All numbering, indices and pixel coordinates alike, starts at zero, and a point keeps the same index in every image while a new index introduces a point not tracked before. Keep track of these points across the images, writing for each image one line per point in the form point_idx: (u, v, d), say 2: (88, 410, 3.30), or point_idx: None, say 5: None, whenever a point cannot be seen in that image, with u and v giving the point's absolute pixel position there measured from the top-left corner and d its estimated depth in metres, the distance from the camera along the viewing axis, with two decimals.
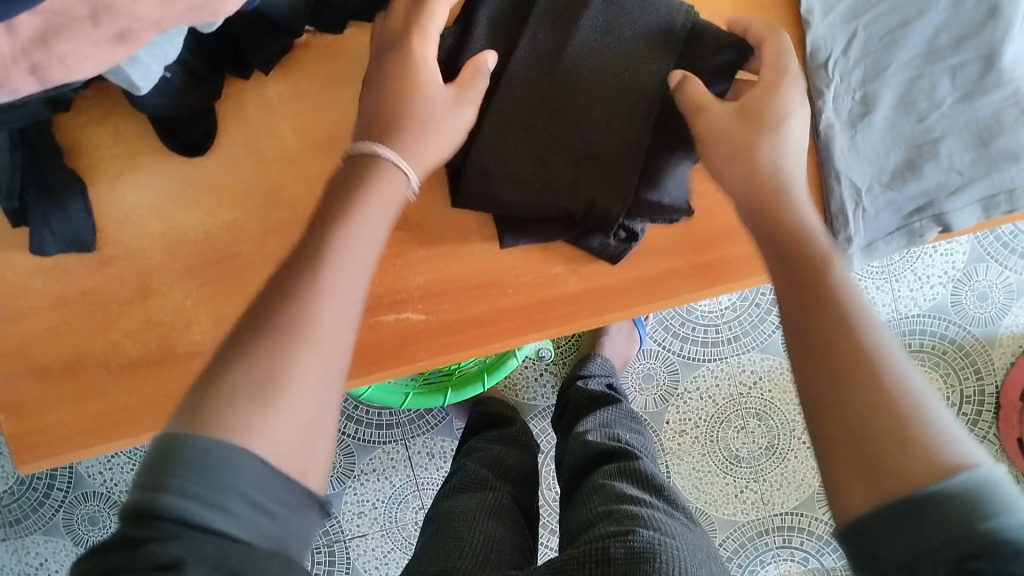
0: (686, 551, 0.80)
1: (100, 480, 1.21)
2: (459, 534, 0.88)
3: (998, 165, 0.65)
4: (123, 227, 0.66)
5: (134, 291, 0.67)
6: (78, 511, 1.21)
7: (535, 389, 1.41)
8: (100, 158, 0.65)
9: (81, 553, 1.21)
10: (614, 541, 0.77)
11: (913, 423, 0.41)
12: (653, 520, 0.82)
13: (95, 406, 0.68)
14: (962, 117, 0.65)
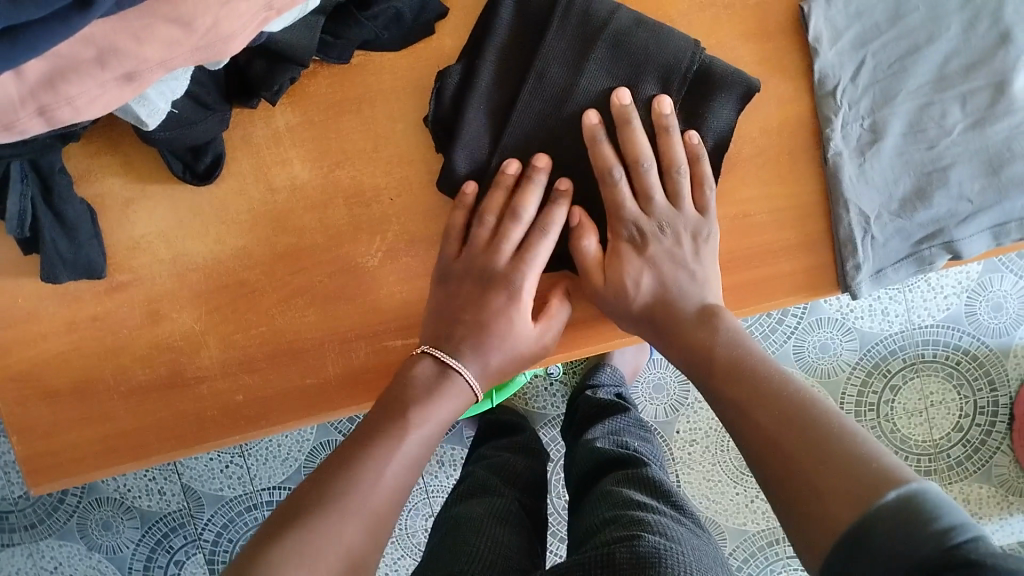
0: (693, 556, 0.78)
1: (113, 486, 1.22)
2: (467, 538, 0.88)
3: (1008, 192, 0.64)
4: (132, 253, 0.66)
5: (143, 316, 0.67)
6: (91, 517, 1.22)
7: (544, 398, 1.40)
8: (111, 186, 0.65)
9: (95, 558, 1.22)
10: (620, 547, 0.75)
11: (833, 444, 0.46)
12: (661, 526, 0.80)
13: (106, 429, 0.68)
14: (972, 144, 0.64)
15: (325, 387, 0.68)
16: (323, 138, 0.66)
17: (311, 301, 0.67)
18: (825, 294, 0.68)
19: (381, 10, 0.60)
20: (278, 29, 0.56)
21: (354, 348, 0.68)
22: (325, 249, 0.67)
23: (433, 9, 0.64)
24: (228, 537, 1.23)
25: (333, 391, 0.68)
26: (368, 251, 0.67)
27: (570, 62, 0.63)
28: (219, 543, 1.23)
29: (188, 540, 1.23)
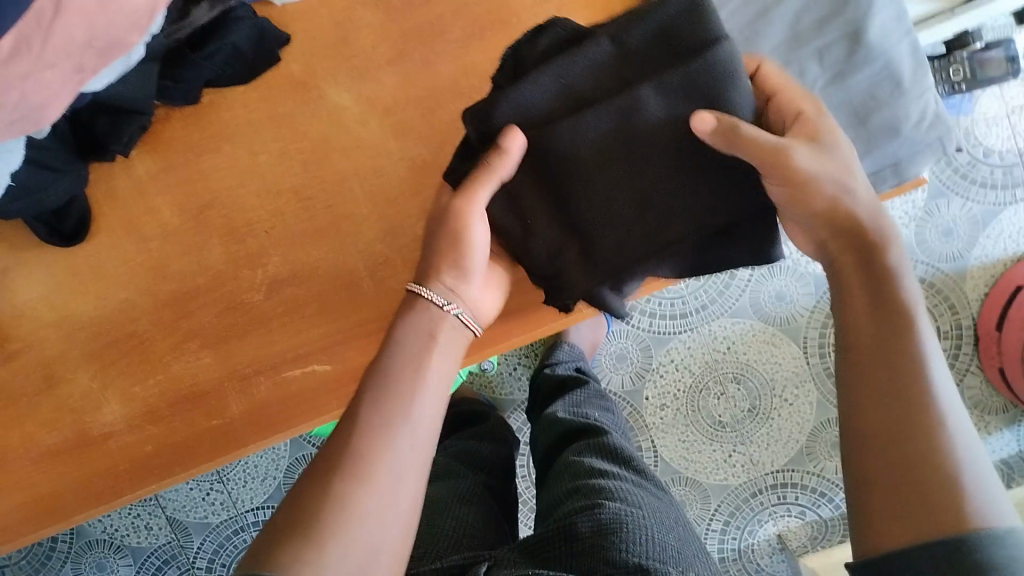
0: (658, 521, 0.70)
1: (100, 528, 1.24)
2: (433, 524, 0.85)
3: (878, 140, 0.64)
4: (19, 321, 0.66)
5: (41, 381, 0.67)
6: (84, 561, 1.24)
7: (510, 383, 1.41)
8: None
9: None
10: (577, 516, 0.67)
11: (938, 440, 0.43)
12: (619, 490, 0.72)
13: (23, 496, 0.69)
14: (835, 97, 0.63)
15: (231, 427, 0.68)
16: (187, 180, 0.65)
17: (203, 343, 0.67)
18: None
19: (218, 46, 0.61)
20: (101, 85, 0.57)
21: (253, 382, 0.68)
22: (210, 290, 0.67)
23: (274, 37, 0.64)
24: (220, 561, 1.24)
25: (240, 430, 0.68)
26: (250, 286, 0.67)
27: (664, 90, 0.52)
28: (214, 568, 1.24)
29: (182, 570, 1.24)
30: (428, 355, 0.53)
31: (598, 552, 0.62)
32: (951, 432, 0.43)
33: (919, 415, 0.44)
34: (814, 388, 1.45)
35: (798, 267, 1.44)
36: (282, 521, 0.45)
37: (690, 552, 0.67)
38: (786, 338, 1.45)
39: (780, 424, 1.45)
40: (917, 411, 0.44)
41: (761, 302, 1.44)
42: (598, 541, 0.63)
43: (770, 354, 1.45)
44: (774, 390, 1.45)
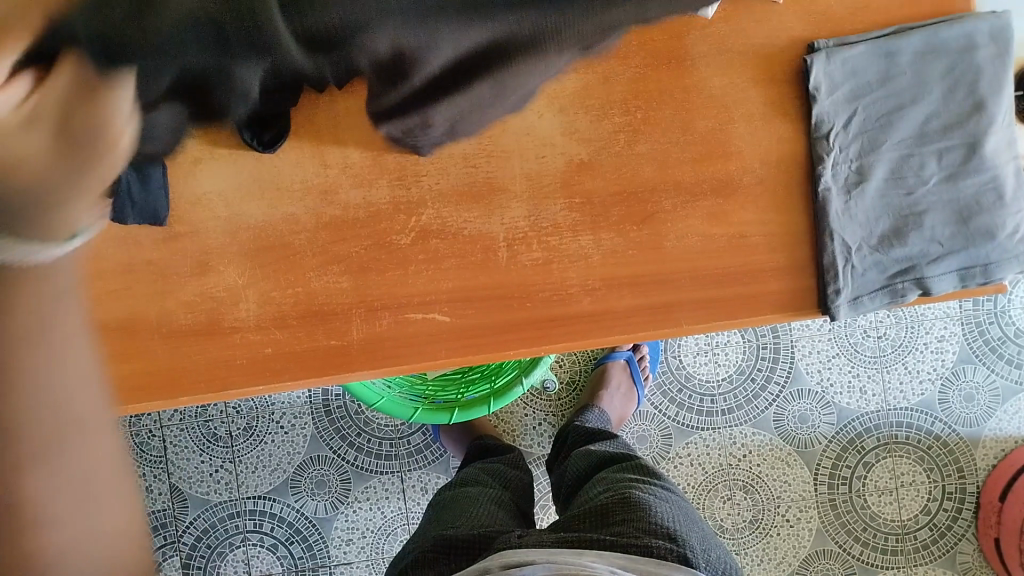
0: (682, 513, 0.77)
1: None
2: (467, 507, 0.87)
3: (976, 240, 0.74)
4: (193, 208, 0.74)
5: (193, 268, 0.74)
6: None
7: (532, 436, 1.44)
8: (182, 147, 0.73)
9: None
10: (612, 498, 0.75)
11: None
12: (650, 486, 0.80)
13: (144, 364, 0.74)
14: (944, 194, 0.75)
15: (346, 349, 0.75)
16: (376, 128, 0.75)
17: (345, 272, 0.75)
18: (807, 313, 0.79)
19: None
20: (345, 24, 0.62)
21: (378, 316, 0.76)
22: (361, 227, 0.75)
23: None
24: None
25: (354, 354, 0.76)
26: (403, 229, 0.75)
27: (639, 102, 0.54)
28: (195, 548, 1.36)
29: None
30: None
31: (629, 523, 0.70)
32: None
33: None
34: (816, 516, 1.46)
35: (825, 395, 1.48)
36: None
37: (708, 538, 0.75)
38: (800, 460, 1.47)
39: (777, 543, 1.45)
40: None
41: (784, 419, 1.47)
42: (629, 513, 0.72)
43: (782, 473, 1.46)
44: (778, 508, 1.46)
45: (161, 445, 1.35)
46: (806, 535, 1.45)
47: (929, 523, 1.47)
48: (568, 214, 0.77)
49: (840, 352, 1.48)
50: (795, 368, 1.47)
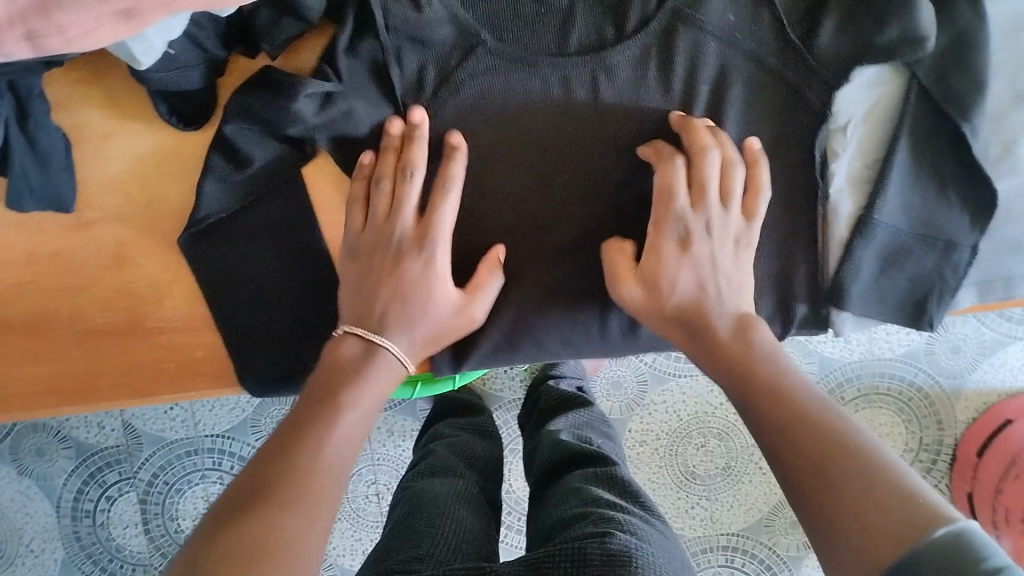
0: (664, 559, 0.72)
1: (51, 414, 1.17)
2: (432, 519, 0.89)
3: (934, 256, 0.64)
4: (104, 192, 0.63)
5: (109, 259, 0.64)
6: (25, 443, 1.16)
7: (502, 380, 1.38)
8: (90, 120, 0.62)
9: (24, 483, 1.16)
10: (590, 543, 0.70)
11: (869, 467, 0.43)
12: (629, 524, 0.76)
13: (54, 367, 0.65)
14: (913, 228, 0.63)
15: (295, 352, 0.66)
16: None
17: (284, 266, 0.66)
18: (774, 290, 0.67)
19: None
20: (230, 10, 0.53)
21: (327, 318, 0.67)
22: (286, 226, 0.65)
23: None
24: (163, 479, 1.17)
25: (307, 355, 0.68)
26: None
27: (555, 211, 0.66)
28: (153, 483, 1.17)
29: (121, 477, 1.16)
30: (353, 407, 0.52)
31: None
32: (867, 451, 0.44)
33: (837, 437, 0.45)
34: None
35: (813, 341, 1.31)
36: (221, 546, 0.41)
37: None
38: None
39: (751, 490, 1.29)
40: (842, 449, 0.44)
41: None
42: (609, 568, 0.66)
43: None
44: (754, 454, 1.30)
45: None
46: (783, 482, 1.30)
47: None
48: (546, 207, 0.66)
49: None
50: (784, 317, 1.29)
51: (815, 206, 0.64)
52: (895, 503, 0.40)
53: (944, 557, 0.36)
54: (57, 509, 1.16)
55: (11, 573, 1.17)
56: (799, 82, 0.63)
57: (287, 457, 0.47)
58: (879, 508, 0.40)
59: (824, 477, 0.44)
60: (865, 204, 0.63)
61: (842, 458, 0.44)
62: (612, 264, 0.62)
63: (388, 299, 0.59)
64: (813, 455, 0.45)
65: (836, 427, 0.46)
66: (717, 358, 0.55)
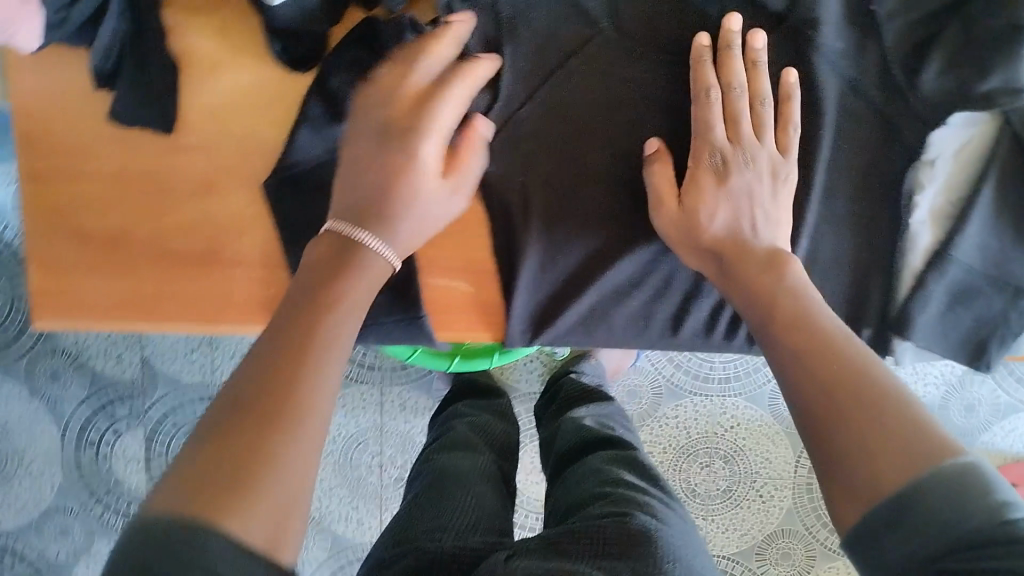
0: (683, 542, 0.74)
1: (71, 339, 1.16)
2: (453, 493, 0.90)
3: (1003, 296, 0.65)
4: (204, 120, 0.64)
5: (197, 186, 0.64)
6: (41, 364, 1.16)
7: (520, 372, 1.40)
8: (201, 47, 0.63)
9: (34, 403, 1.16)
10: (611, 521, 0.71)
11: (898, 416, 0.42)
12: (650, 505, 0.77)
13: (125, 284, 0.65)
14: (987, 267, 0.65)
15: None
16: None
17: None
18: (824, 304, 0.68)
19: None
20: None
21: None
22: None
23: None
24: (172, 422, 1.16)
25: None
26: None
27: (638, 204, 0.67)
28: (160, 425, 1.16)
29: (130, 413, 1.16)
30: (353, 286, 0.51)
31: (630, 558, 0.66)
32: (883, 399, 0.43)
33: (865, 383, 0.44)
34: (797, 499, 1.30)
35: None
36: (207, 460, 0.38)
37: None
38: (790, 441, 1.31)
39: (747, 517, 1.30)
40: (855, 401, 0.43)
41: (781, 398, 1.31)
42: (630, 548, 0.67)
43: (767, 449, 1.31)
44: (756, 483, 1.30)
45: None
46: (780, 515, 1.30)
47: None
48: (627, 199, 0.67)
49: None
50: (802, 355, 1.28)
51: (894, 233, 0.66)
52: (907, 429, 0.41)
53: (952, 510, 0.37)
54: (63, 434, 1.16)
55: (10, 490, 1.17)
56: (895, 112, 0.64)
57: (272, 354, 0.44)
58: (894, 456, 0.40)
59: (839, 411, 0.43)
60: (943, 237, 0.64)
61: (856, 382, 0.44)
62: (657, 192, 0.62)
63: (376, 184, 0.56)
64: (827, 380, 0.45)
65: (854, 356, 0.46)
66: (743, 283, 0.56)
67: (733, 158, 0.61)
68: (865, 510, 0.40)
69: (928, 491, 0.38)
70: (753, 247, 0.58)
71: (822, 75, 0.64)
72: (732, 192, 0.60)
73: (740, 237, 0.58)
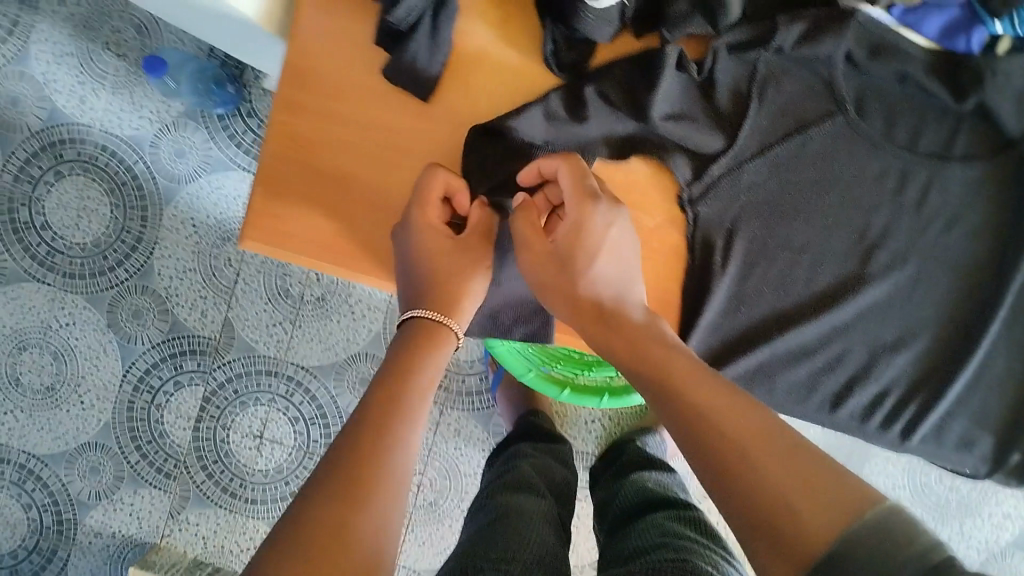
0: None
1: (163, 284, 1.12)
2: (523, 498, 0.88)
3: None
4: (460, 97, 0.68)
5: (435, 154, 0.68)
6: (126, 300, 1.12)
7: (580, 429, 1.41)
8: (478, 32, 0.67)
9: (107, 337, 1.12)
10: (671, 568, 0.68)
11: (826, 479, 0.40)
12: (715, 562, 0.73)
13: (336, 225, 0.67)
14: None
15: None
16: None
17: None
18: (947, 404, 0.69)
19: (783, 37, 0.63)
20: None
21: None
22: None
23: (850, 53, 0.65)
24: (233, 387, 1.14)
25: None
26: None
27: (838, 281, 0.68)
28: (222, 388, 1.14)
29: (199, 368, 1.14)
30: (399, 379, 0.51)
31: None
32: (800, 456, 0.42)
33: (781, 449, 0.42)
34: None
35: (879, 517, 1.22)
36: (319, 529, 0.41)
37: None
38: None
39: None
40: (762, 456, 0.42)
41: None
42: None
43: None
44: None
45: (235, 278, 1.14)
46: None
47: None
48: (828, 271, 0.68)
49: (909, 489, 1.19)
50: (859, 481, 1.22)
51: None
52: (834, 478, 0.39)
53: (878, 541, 0.35)
54: (125, 374, 1.12)
55: (52, 416, 1.12)
56: None
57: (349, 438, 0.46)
58: (824, 500, 0.39)
59: (749, 463, 0.41)
60: None
61: (769, 439, 0.43)
62: (522, 238, 0.58)
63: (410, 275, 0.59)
64: (728, 439, 0.43)
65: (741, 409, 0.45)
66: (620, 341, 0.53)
67: (603, 199, 0.58)
68: (802, 574, 0.37)
69: (860, 540, 0.36)
70: (588, 238, 0.57)
71: None
72: (625, 228, 0.58)
73: (618, 282, 0.57)
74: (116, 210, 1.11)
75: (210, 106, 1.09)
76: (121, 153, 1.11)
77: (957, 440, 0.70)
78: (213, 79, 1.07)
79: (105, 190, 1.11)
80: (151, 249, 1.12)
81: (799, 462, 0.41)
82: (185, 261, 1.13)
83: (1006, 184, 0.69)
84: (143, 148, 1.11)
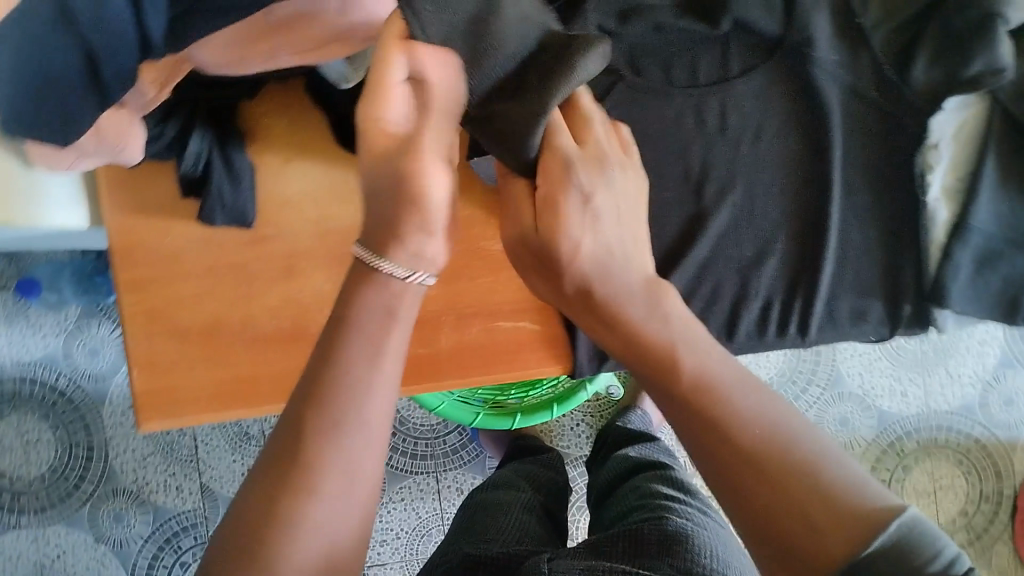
0: (720, 541, 0.71)
1: (132, 478, 1.11)
2: (503, 501, 0.89)
3: None
4: (281, 211, 0.71)
5: (280, 270, 0.71)
6: (104, 508, 1.09)
7: (568, 437, 1.41)
8: (270, 147, 0.71)
9: (100, 551, 1.09)
10: (647, 525, 0.69)
11: (829, 488, 0.39)
12: (680, 508, 0.75)
13: (222, 371, 0.70)
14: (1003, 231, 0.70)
15: (436, 360, 0.73)
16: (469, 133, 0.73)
17: None
18: (826, 287, 0.73)
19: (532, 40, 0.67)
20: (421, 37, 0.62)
21: (468, 323, 0.74)
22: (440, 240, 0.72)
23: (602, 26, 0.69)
24: None
25: (444, 364, 0.73)
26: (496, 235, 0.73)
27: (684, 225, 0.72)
28: None
29: (199, 541, 1.11)
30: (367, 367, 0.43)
31: (668, 552, 0.64)
32: (808, 460, 0.40)
33: (789, 459, 0.40)
34: None
35: (867, 398, 1.22)
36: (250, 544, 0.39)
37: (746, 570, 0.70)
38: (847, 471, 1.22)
39: None
40: (771, 464, 0.40)
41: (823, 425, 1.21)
42: (665, 545, 0.65)
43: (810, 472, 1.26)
44: None
45: (193, 443, 1.13)
46: None
47: (967, 525, 1.20)
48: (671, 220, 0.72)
49: (884, 354, 1.23)
50: (838, 369, 1.22)
51: (913, 215, 0.73)
52: (838, 492, 0.39)
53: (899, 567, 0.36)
54: None
55: None
56: (892, 108, 0.72)
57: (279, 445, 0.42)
58: (838, 518, 0.38)
59: (764, 471, 0.40)
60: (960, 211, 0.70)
61: (773, 442, 0.41)
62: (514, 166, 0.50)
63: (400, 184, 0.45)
64: (742, 452, 0.41)
65: (753, 404, 0.43)
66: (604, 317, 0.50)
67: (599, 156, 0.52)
68: None
69: (877, 563, 0.36)
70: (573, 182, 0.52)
71: (822, 85, 0.72)
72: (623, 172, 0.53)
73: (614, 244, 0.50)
74: (58, 431, 1.10)
75: (102, 297, 1.09)
76: (39, 377, 1.09)
77: (850, 314, 0.73)
78: (92, 271, 1.07)
79: (40, 416, 1.09)
80: (107, 451, 1.10)
81: (801, 474, 0.39)
82: (142, 449, 1.11)
83: (790, 77, 0.73)
84: (59, 364, 1.10)
